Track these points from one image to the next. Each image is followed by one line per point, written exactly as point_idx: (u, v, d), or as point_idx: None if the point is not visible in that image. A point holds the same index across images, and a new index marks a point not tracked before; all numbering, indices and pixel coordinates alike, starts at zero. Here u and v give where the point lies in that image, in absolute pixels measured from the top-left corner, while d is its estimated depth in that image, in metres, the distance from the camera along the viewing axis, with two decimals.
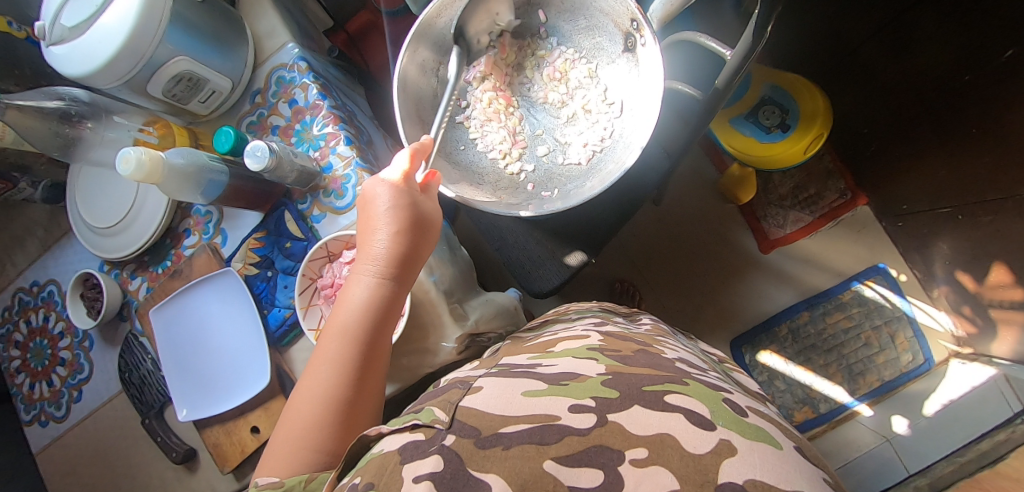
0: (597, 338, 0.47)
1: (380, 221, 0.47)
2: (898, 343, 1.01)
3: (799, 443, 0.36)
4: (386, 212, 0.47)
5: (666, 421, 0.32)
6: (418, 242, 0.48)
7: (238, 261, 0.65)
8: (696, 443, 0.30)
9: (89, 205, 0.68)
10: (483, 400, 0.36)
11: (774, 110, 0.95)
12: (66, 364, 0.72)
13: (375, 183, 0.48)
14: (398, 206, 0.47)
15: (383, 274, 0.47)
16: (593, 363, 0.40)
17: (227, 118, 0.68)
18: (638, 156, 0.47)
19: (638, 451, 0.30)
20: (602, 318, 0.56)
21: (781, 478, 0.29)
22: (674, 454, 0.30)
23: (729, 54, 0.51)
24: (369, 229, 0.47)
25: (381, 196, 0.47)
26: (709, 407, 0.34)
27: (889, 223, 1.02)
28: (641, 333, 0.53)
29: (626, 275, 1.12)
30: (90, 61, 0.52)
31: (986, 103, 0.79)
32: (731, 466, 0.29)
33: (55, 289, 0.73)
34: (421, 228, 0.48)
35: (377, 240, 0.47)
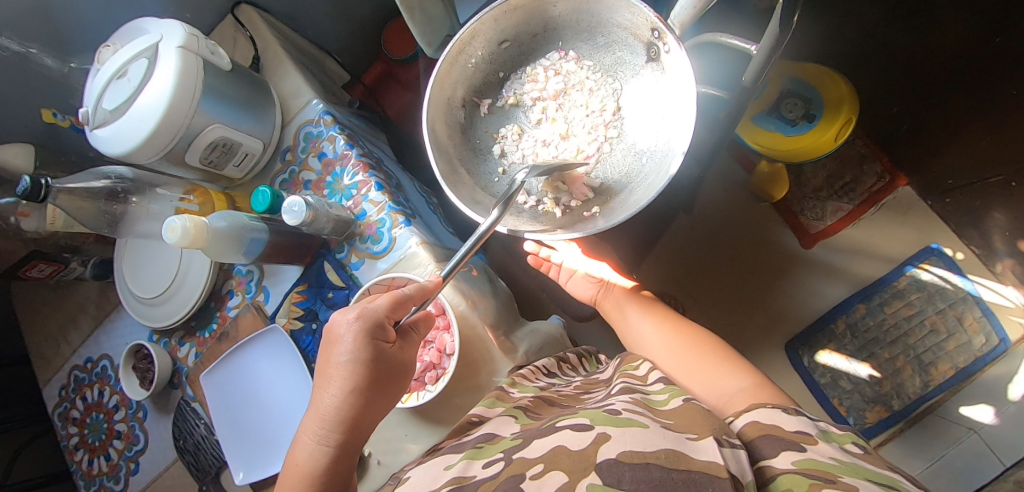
0: (525, 396, 0.51)
1: (338, 372, 0.43)
2: (967, 326, 0.95)
3: (670, 417, 0.39)
4: (346, 364, 0.43)
5: (555, 437, 0.37)
6: (375, 404, 0.45)
7: (282, 316, 0.65)
8: (578, 441, 0.35)
9: (136, 277, 0.70)
10: (414, 485, 0.40)
11: (797, 101, 0.93)
12: (122, 437, 0.72)
13: (340, 323, 0.44)
14: (359, 359, 0.43)
15: (338, 433, 0.44)
16: (511, 421, 0.45)
17: (261, 179, 0.70)
18: (680, 162, 0.45)
19: (534, 468, 0.34)
20: (546, 366, 0.60)
21: (651, 442, 0.33)
22: (564, 456, 0.34)
23: (756, 49, 0.50)
24: (326, 377, 0.44)
25: (343, 342, 0.44)
26: (588, 417, 0.39)
27: (935, 201, 0.98)
28: (573, 388, 0.55)
29: (668, 288, 1.09)
30: (133, 139, 0.54)
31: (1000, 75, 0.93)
32: (606, 448, 0.34)
33: (108, 363, 0.75)
34: (381, 386, 0.45)
35: (331, 394, 0.44)
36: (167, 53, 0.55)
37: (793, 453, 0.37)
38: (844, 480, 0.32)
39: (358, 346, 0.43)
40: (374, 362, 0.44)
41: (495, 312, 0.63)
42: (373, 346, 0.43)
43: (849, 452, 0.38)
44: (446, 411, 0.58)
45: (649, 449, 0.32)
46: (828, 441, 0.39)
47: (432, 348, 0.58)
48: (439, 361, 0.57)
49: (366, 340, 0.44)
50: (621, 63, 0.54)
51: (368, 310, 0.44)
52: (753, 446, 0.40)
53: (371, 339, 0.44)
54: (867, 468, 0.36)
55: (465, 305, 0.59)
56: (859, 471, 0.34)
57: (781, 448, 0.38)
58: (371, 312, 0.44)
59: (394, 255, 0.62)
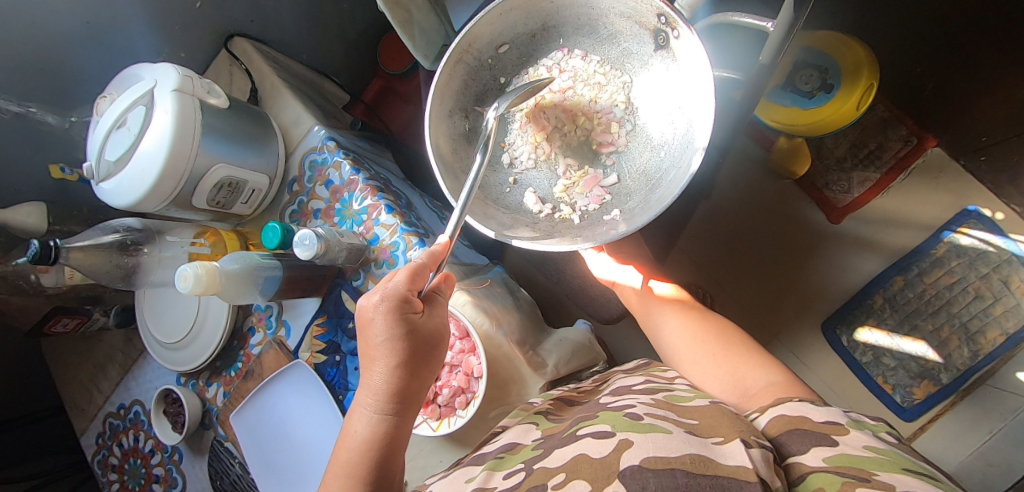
0: (542, 403, 0.52)
1: (380, 352, 0.44)
2: (1015, 289, 0.90)
3: (696, 423, 0.39)
4: (384, 343, 0.43)
5: (577, 446, 0.38)
6: (418, 373, 0.45)
7: (305, 351, 0.64)
8: (600, 449, 0.36)
9: (156, 323, 0.70)
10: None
11: (812, 72, 0.89)
12: (161, 480, 0.73)
13: (369, 306, 0.44)
14: (394, 335, 0.43)
15: (390, 406, 0.44)
16: (531, 430, 0.46)
17: (270, 212, 0.69)
18: (703, 156, 0.43)
19: (558, 477, 0.35)
20: (556, 380, 0.61)
21: (673, 448, 0.33)
22: (585, 466, 0.35)
23: (771, 26, 0.47)
24: (369, 357, 0.45)
25: (375, 323, 0.43)
26: (608, 423, 0.39)
27: (969, 160, 0.93)
28: (588, 388, 0.57)
29: (692, 278, 1.05)
30: (138, 189, 0.54)
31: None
32: (630, 456, 0.34)
33: (140, 409, 0.75)
34: (421, 355, 0.45)
35: (377, 372, 0.44)
36: (162, 97, 0.54)
37: (823, 449, 0.37)
38: (880, 476, 0.32)
39: (389, 325, 0.43)
40: (407, 334, 0.43)
41: (519, 327, 0.62)
42: (404, 321, 0.43)
43: (882, 440, 0.38)
44: (479, 434, 0.57)
45: (672, 455, 0.33)
46: (859, 429, 0.39)
47: (459, 373, 0.55)
48: (467, 384, 0.54)
49: (397, 319, 0.43)
50: (628, 54, 0.51)
51: (390, 289, 0.43)
52: (780, 441, 0.40)
53: (402, 315, 0.43)
54: (904, 458, 0.36)
55: (488, 324, 0.56)
56: (894, 462, 0.35)
57: (811, 443, 0.38)
58: (398, 290, 0.43)
59: None
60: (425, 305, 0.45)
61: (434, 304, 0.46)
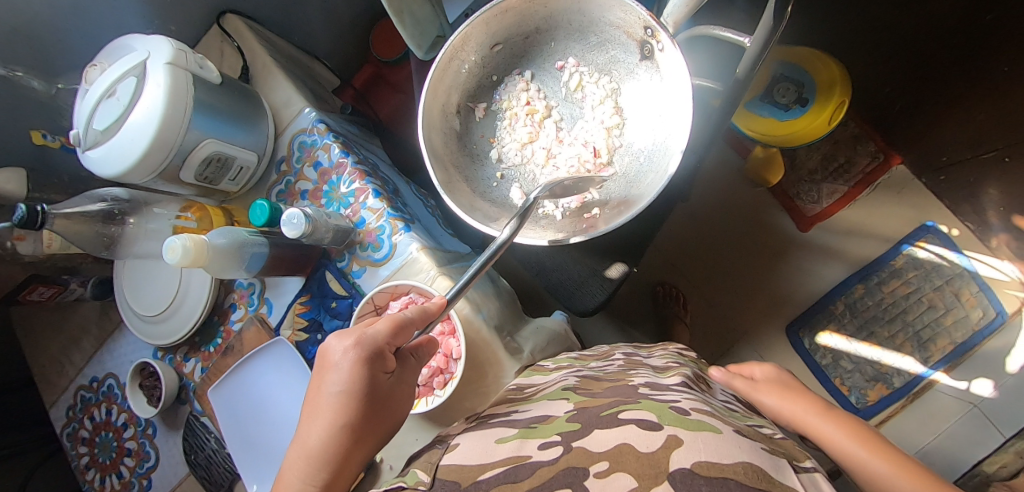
0: (574, 380, 0.49)
1: (329, 405, 0.41)
2: (964, 301, 0.96)
3: (739, 428, 0.37)
4: (338, 396, 0.41)
5: (621, 433, 0.34)
6: (364, 441, 0.42)
7: (287, 328, 0.65)
8: (649, 442, 0.32)
9: (135, 295, 0.70)
10: (461, 456, 0.38)
11: (789, 86, 0.93)
12: (133, 454, 0.73)
13: (335, 350, 0.42)
14: (356, 388, 0.41)
15: (328, 467, 0.40)
16: (562, 402, 0.43)
17: (256, 191, 0.70)
18: (679, 160, 0.45)
19: (601, 465, 0.31)
20: (580, 361, 0.58)
21: (727, 454, 0.31)
22: (630, 458, 0.31)
23: (749, 41, 0.50)
24: (314, 411, 0.41)
25: (338, 371, 0.41)
26: (656, 413, 0.36)
27: (931, 180, 0.98)
28: (617, 370, 0.53)
29: (666, 277, 1.09)
30: (125, 159, 0.54)
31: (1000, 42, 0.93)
32: (680, 456, 0.30)
33: (114, 382, 0.75)
34: (374, 421, 0.42)
35: (320, 428, 0.41)
36: (154, 70, 0.54)
37: None
38: None
39: (354, 377, 0.41)
40: (369, 387, 0.41)
41: (498, 313, 0.64)
42: (372, 375, 0.41)
43: None
44: (455, 415, 0.59)
45: (726, 462, 0.30)
46: None
47: (438, 354, 0.57)
48: (446, 365, 0.57)
49: (365, 367, 0.41)
50: (615, 61, 0.53)
51: (367, 335, 0.42)
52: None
53: (371, 368, 0.42)
54: None
55: (468, 308, 0.58)
56: None
57: None
58: (371, 337, 0.42)
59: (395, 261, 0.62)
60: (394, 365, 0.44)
61: (401, 362, 0.45)
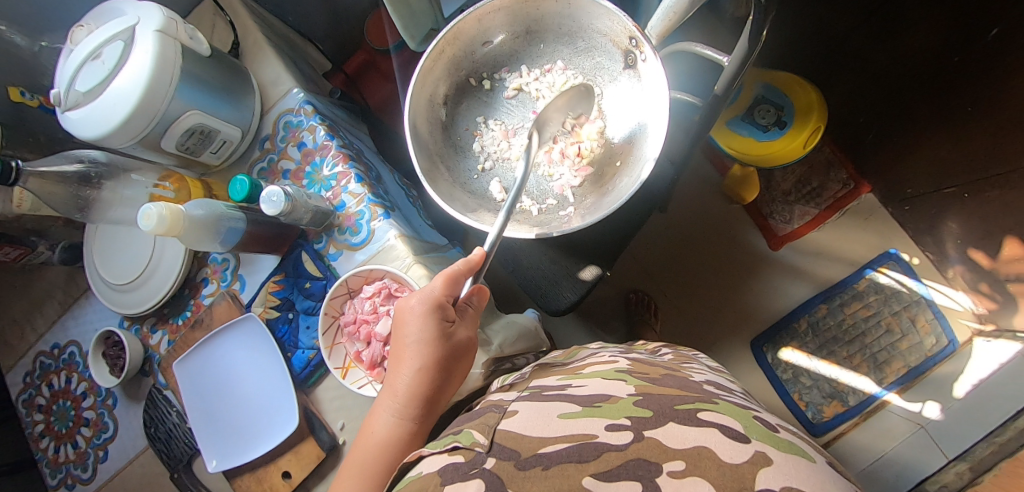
0: (625, 362, 0.50)
1: (411, 352, 0.48)
2: (920, 327, 1.01)
3: (827, 457, 0.40)
4: (416, 341, 0.48)
5: (702, 435, 0.35)
6: (444, 381, 0.49)
7: (258, 305, 0.65)
8: (732, 454, 0.33)
9: (106, 262, 0.69)
10: (520, 424, 0.39)
11: (769, 108, 0.96)
12: (91, 424, 0.71)
13: (407, 308, 0.49)
14: (429, 337, 0.48)
15: (415, 406, 0.48)
16: (622, 383, 0.43)
17: (238, 167, 0.69)
18: (651, 168, 0.47)
19: (676, 463, 0.33)
20: (625, 348, 0.58)
21: (813, 485, 0.32)
22: (711, 465, 0.32)
23: (727, 60, 0.53)
24: (400, 356, 0.49)
25: (411, 324, 0.48)
26: (743, 423, 0.38)
27: (896, 208, 1.03)
28: (668, 361, 0.54)
29: (639, 285, 1.12)
30: (107, 123, 0.53)
31: (989, 73, 0.82)
32: (767, 476, 0.31)
33: (76, 350, 0.73)
34: (448, 366, 0.49)
35: (405, 374, 0.48)
36: (142, 36, 0.54)
37: None
38: None
39: (425, 326, 0.48)
40: (440, 339, 0.48)
41: None
42: (437, 325, 0.48)
43: None
44: None
45: None
46: None
47: None
48: None
49: (435, 322, 0.48)
50: (599, 68, 0.54)
51: (426, 292, 0.49)
52: None
53: (437, 317, 0.48)
54: None
55: None
56: None
57: None
58: (433, 294, 0.49)
59: (372, 247, 0.62)
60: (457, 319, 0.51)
61: (463, 317, 0.51)
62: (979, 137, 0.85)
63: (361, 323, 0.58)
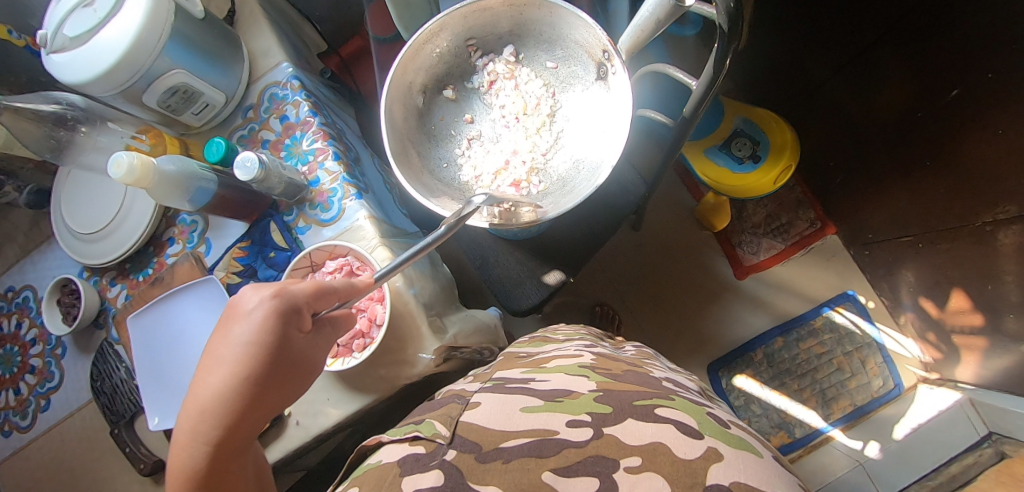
0: (589, 358, 0.50)
1: (230, 363, 0.38)
2: (869, 368, 1.04)
3: (777, 454, 0.39)
4: (239, 352, 0.38)
5: (657, 431, 0.35)
6: (269, 400, 0.40)
7: (221, 269, 0.66)
8: (687, 449, 0.34)
9: (73, 210, 0.69)
10: (483, 416, 0.39)
11: (746, 141, 1.00)
12: (36, 372, 0.70)
13: (243, 301, 0.39)
14: (262, 347, 0.39)
15: (213, 436, 0.38)
16: (585, 379, 0.44)
17: (218, 131, 0.70)
18: (608, 174, 0.49)
19: (632, 459, 0.34)
20: (591, 341, 0.60)
21: (764, 482, 0.32)
22: (666, 461, 0.33)
23: (694, 84, 0.56)
24: (211, 361, 0.39)
25: (245, 322, 0.39)
26: (696, 420, 0.38)
27: (856, 251, 1.07)
28: (631, 357, 0.56)
29: (605, 298, 1.14)
30: (90, 70, 0.54)
31: (953, 135, 0.79)
32: (718, 471, 0.32)
33: (30, 294, 0.73)
34: (277, 386, 0.40)
35: (213, 386, 0.38)
36: None
37: None
38: None
39: (263, 328, 0.39)
40: (279, 352, 0.39)
41: (431, 293, 0.66)
42: (282, 333, 0.39)
43: None
44: (370, 382, 0.61)
45: (764, 489, 0.32)
46: None
47: (363, 317, 0.58)
48: (368, 330, 0.58)
49: (278, 321, 0.39)
50: (574, 76, 0.57)
51: (285, 291, 0.40)
52: None
53: (286, 323, 0.40)
54: None
55: (401, 281, 0.61)
56: None
57: None
58: (289, 289, 0.40)
59: (341, 224, 0.63)
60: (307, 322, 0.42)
61: (312, 331, 0.42)
62: (931, 189, 0.85)
63: None
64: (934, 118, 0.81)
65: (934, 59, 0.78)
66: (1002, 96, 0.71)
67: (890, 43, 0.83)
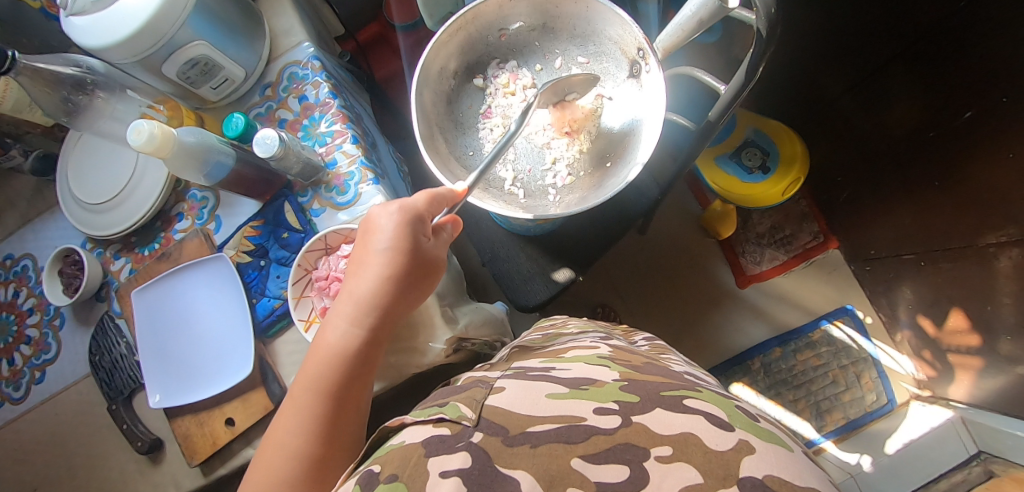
0: (606, 349, 0.50)
1: (377, 259, 0.47)
2: (864, 382, 1.05)
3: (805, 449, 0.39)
4: (383, 252, 0.47)
5: (687, 421, 0.35)
6: (406, 294, 0.49)
7: (230, 248, 0.64)
8: (717, 440, 0.34)
9: (80, 179, 0.67)
10: (508, 400, 0.38)
11: (757, 151, 1.00)
12: (32, 343, 0.69)
13: (381, 214, 0.48)
14: (398, 248, 0.47)
15: (367, 316, 0.47)
16: (605, 368, 0.44)
17: (235, 107, 0.69)
18: (638, 172, 0.49)
19: (663, 449, 0.33)
20: (604, 333, 0.60)
21: (796, 475, 0.32)
22: (698, 451, 0.33)
23: (723, 87, 0.56)
24: (361, 263, 0.48)
25: (382, 231, 0.48)
26: (725, 412, 0.38)
27: (857, 267, 1.08)
28: (647, 351, 0.56)
29: (606, 300, 1.14)
30: (110, 36, 0.53)
31: (961, 157, 0.80)
32: (750, 464, 0.32)
33: (29, 264, 0.71)
34: (410, 282, 0.48)
35: (365, 281, 0.47)
36: None
37: None
38: None
39: (398, 234, 0.47)
40: (411, 257, 0.48)
41: (444, 283, 0.65)
42: (413, 236, 0.48)
43: None
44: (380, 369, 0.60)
45: (798, 483, 0.32)
46: None
47: None
48: None
49: (406, 231, 0.48)
50: (605, 73, 0.56)
51: (407, 204, 0.49)
52: None
53: (413, 230, 0.48)
54: None
55: None
56: None
57: None
58: (411, 205, 0.49)
59: (356, 209, 0.62)
60: (430, 235, 0.50)
61: (437, 238, 0.51)
62: (936, 208, 0.86)
63: (333, 280, 0.57)
64: (943, 140, 0.82)
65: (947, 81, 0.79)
66: (1009, 122, 0.71)
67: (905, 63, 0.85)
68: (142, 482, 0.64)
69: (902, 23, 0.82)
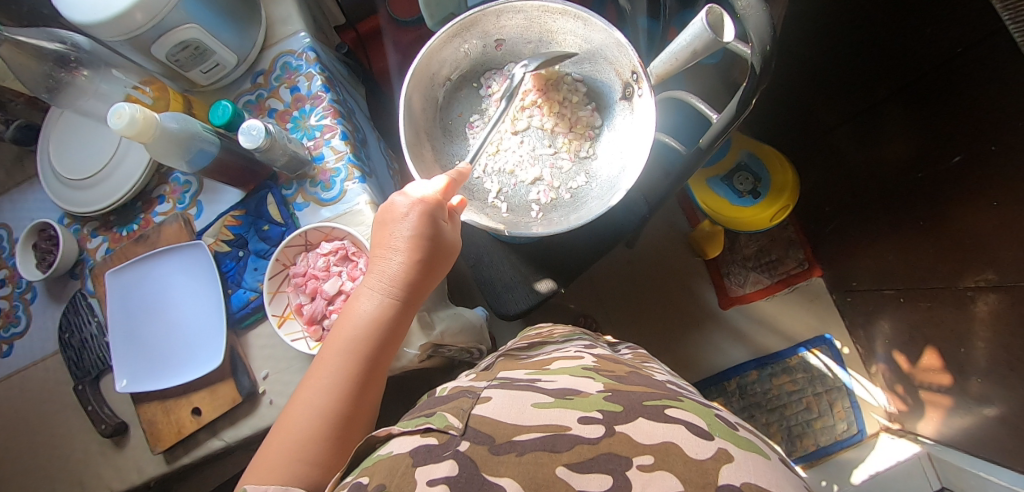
0: (590, 359, 0.50)
1: (401, 245, 0.48)
2: (836, 411, 1.07)
3: (780, 455, 0.40)
4: (405, 237, 0.48)
5: (669, 431, 0.34)
6: (429, 275, 0.50)
7: (210, 236, 0.63)
8: (698, 450, 0.33)
9: (62, 153, 0.66)
10: (494, 409, 0.37)
11: (749, 176, 1.01)
12: (2, 314, 0.68)
13: (401, 203, 0.49)
14: (419, 234, 0.48)
15: (399, 293, 0.48)
16: (591, 381, 0.43)
17: (224, 92, 0.68)
18: (622, 198, 0.48)
19: (645, 458, 0.32)
20: (590, 342, 0.60)
21: (770, 482, 0.32)
22: (678, 460, 0.32)
23: (716, 115, 0.55)
24: (386, 247, 0.49)
25: (403, 219, 0.48)
26: (705, 421, 0.37)
27: (839, 296, 1.09)
28: (629, 359, 0.56)
29: (588, 311, 1.14)
30: (102, 12, 0.51)
31: (951, 203, 0.80)
32: (729, 471, 0.31)
33: (5, 235, 0.70)
34: (433, 263, 0.50)
35: (393, 261, 0.48)
36: None
37: None
38: None
39: (421, 222, 0.48)
40: (432, 241, 0.49)
41: None
42: (431, 223, 0.49)
43: None
44: None
45: None
46: None
47: None
48: None
49: (426, 218, 0.48)
50: (599, 92, 0.58)
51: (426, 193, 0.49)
52: None
53: (432, 217, 0.49)
54: None
55: None
56: None
57: None
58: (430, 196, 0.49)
59: (340, 206, 0.62)
60: (449, 218, 0.51)
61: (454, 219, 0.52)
62: (920, 245, 0.87)
63: (311, 278, 0.57)
64: (932, 182, 0.82)
65: (941, 123, 0.79)
66: (1003, 168, 0.71)
67: (901, 100, 0.84)
68: (103, 463, 0.64)
69: (901, 60, 0.82)
